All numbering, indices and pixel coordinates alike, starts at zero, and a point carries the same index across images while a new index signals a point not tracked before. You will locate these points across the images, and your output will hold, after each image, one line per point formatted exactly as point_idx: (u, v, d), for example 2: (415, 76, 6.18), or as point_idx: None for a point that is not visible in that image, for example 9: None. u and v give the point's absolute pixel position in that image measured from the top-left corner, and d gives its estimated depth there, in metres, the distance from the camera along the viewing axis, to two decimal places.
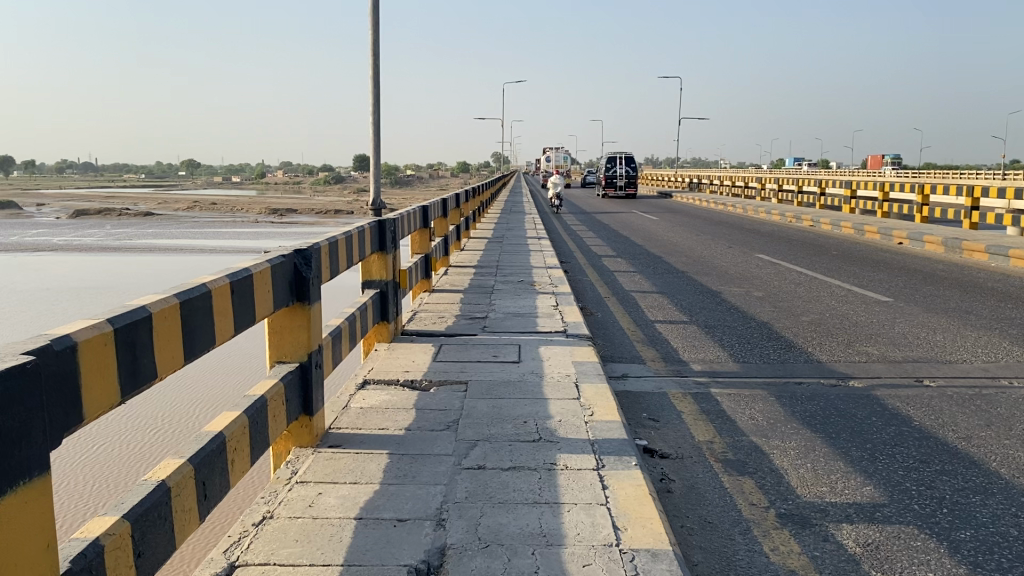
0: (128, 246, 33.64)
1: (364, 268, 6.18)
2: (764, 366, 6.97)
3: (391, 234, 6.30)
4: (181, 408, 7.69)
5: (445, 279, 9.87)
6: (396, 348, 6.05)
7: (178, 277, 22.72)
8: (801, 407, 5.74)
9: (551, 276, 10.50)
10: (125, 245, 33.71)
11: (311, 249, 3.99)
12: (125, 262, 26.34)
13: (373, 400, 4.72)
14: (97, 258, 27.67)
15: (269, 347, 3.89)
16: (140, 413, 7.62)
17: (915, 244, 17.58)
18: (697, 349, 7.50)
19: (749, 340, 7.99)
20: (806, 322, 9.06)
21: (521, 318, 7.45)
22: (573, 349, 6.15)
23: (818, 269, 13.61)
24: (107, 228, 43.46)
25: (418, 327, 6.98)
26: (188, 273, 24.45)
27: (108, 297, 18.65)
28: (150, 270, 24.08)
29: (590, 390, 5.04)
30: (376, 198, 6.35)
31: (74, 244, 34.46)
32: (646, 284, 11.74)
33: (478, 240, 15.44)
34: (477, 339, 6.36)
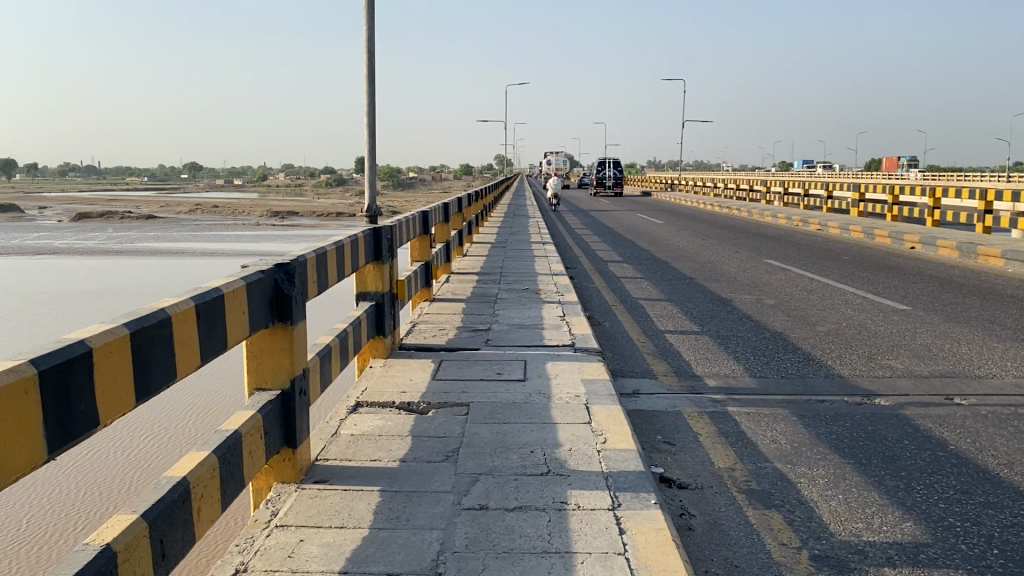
0: (129, 249, 33.30)
1: (358, 279, 5.80)
2: (783, 381, 6.57)
3: (387, 242, 5.92)
4: (155, 443, 7.44)
5: (446, 287, 9.49)
6: (392, 365, 5.66)
7: (177, 281, 22.36)
8: (827, 429, 5.35)
9: (556, 283, 10.11)
10: (127, 248, 33.37)
11: (294, 264, 3.62)
12: (125, 265, 25.98)
13: (365, 426, 4.36)
14: (97, 261, 27.36)
15: (248, 373, 3.52)
16: (114, 448, 7.37)
17: (927, 248, 17.17)
18: (711, 362, 7.09)
19: (765, 353, 7.60)
20: (824, 332, 8.66)
21: (525, 330, 7.06)
22: (582, 365, 5.77)
23: (831, 275, 13.20)
24: (109, 231, 43.15)
25: (417, 341, 6.59)
26: (188, 276, 24.09)
27: (104, 302, 18.29)
28: (149, 273, 23.72)
29: (601, 412, 4.65)
30: (372, 204, 5.97)
31: (74, 247, 34.12)
32: (654, 292, 11.34)
33: (481, 245, 15.04)
34: (479, 355, 5.98)
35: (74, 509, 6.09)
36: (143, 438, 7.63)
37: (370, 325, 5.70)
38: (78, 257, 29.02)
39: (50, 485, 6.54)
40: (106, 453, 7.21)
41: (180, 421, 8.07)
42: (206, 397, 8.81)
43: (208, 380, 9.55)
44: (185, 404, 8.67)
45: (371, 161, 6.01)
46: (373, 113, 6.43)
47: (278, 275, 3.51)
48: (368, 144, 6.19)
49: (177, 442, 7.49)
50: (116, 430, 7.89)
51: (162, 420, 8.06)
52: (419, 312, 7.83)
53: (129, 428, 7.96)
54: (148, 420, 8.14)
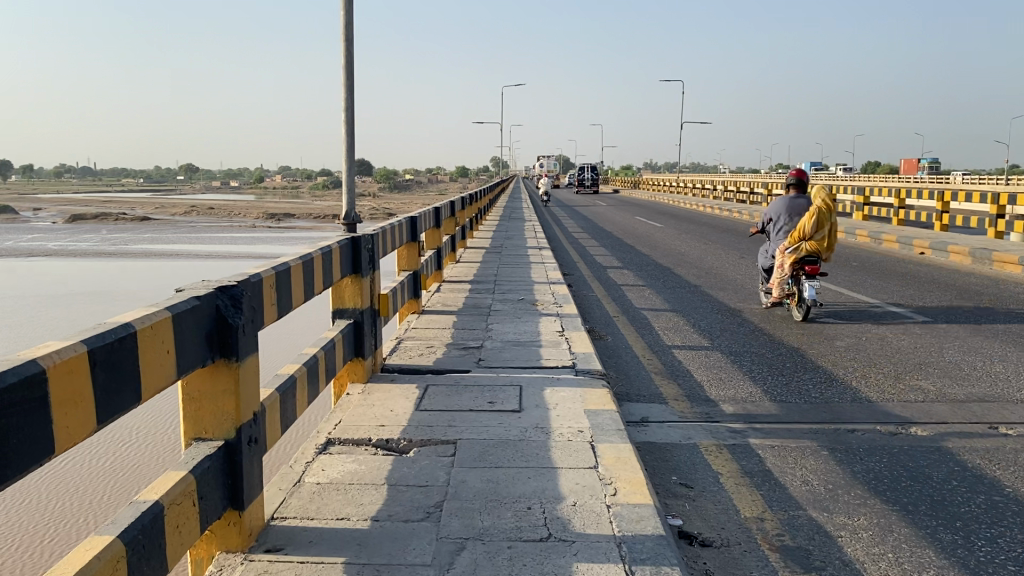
0: (121, 250, 32.75)
1: (335, 293, 5.17)
2: (805, 406, 5.96)
3: (367, 253, 5.29)
4: (141, 451, 7.06)
5: (437, 298, 8.87)
6: (372, 392, 5.02)
7: (168, 283, 21.80)
8: (862, 466, 4.73)
9: (555, 293, 9.49)
10: (119, 249, 32.83)
11: (241, 286, 3.00)
12: (115, 267, 25.42)
13: (334, 471, 3.73)
14: (86, 264, 26.76)
15: (184, 418, 2.89)
16: (96, 455, 6.98)
17: (938, 253, 16.56)
18: (726, 385, 6.48)
19: (783, 373, 6.98)
20: (842, 348, 8.05)
21: (521, 348, 6.42)
22: (586, 392, 5.14)
23: (843, 283, 12.59)
24: (102, 232, 42.58)
25: (402, 362, 5.95)
26: (179, 277, 23.55)
27: (88, 305, 17.70)
28: (140, 275, 23.16)
29: (608, 452, 4.01)
30: (350, 211, 5.33)
31: (67, 248, 33.60)
32: (658, 301, 10.73)
33: (476, 250, 14.42)
34: (470, 379, 5.35)
35: (45, 527, 5.69)
36: (126, 446, 7.23)
37: (348, 346, 5.07)
38: (67, 259, 28.42)
39: (31, 499, 6.16)
40: (88, 462, 6.83)
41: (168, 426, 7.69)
42: None
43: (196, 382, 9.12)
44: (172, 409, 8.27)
45: (347, 161, 5.35)
46: (352, 110, 5.78)
47: (219, 300, 2.87)
48: (345, 143, 5.53)
49: (165, 449, 7.11)
50: (100, 438, 7.49)
51: (149, 426, 7.67)
52: (406, 327, 7.20)
53: (114, 433, 7.57)
54: (132, 427, 7.75)
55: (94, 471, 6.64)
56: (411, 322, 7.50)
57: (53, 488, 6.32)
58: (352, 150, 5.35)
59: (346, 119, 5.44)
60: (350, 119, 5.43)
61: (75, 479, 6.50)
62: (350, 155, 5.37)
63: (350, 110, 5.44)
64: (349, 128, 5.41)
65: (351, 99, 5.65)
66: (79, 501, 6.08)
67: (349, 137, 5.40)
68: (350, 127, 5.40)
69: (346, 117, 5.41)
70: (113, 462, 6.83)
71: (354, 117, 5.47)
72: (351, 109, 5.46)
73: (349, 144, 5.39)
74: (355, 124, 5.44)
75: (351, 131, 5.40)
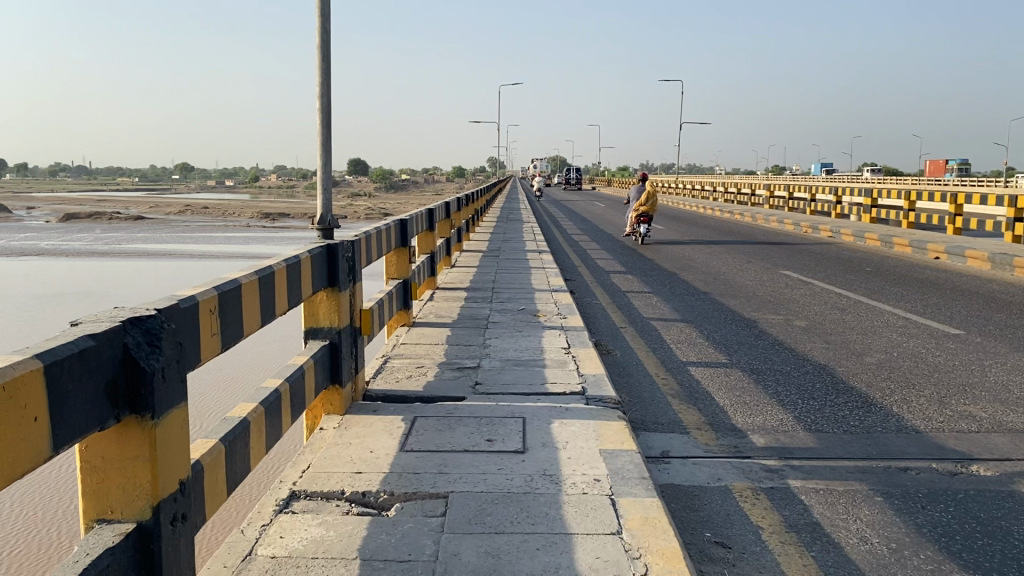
0: (112, 249, 31.89)
1: (308, 310, 4.46)
2: (845, 437, 5.26)
3: (345, 262, 4.57)
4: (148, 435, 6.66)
5: (430, 308, 8.16)
6: (349, 428, 4.29)
7: (156, 282, 21.03)
8: (927, 516, 4.02)
9: (557, 302, 8.79)
10: (110, 249, 31.99)
11: (160, 317, 2.27)
12: (104, 267, 24.66)
13: (297, 539, 3.01)
14: (74, 263, 25.99)
15: (83, 494, 2.17)
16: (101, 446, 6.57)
17: (953, 258, 15.86)
18: (753, 412, 5.74)
19: (815, 395, 6.26)
20: (873, 365, 7.33)
21: (522, 369, 5.68)
22: (601, 426, 4.42)
23: (860, 290, 11.90)
24: (95, 231, 41.82)
25: (388, 385, 5.24)
26: (169, 276, 22.78)
27: (70, 305, 16.95)
28: (127, 275, 22.39)
29: (632, 511, 3.28)
30: (326, 214, 4.60)
31: (56, 247, 32.81)
32: (666, 310, 10.03)
33: (471, 254, 13.69)
34: (466, 409, 4.62)
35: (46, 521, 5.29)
36: None
37: (323, 372, 4.36)
38: (54, 260, 27.63)
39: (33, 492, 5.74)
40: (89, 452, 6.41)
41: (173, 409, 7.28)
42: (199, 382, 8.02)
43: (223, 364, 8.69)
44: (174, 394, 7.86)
45: (321, 156, 4.62)
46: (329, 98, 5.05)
47: (127, 337, 2.12)
48: (320, 136, 4.80)
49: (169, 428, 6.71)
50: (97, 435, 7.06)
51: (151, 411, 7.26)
52: (393, 343, 6.46)
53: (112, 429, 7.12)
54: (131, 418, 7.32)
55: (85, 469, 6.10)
56: (399, 335, 6.77)
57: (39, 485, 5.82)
58: (327, 143, 4.62)
59: (321, 107, 4.71)
60: (326, 108, 4.70)
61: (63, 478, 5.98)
62: (325, 149, 4.65)
63: (326, 97, 4.71)
64: (324, 118, 4.69)
65: (327, 85, 4.92)
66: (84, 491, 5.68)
67: (325, 127, 4.68)
68: (326, 117, 4.67)
69: (321, 105, 4.68)
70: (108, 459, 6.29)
71: (331, 105, 4.73)
72: (326, 96, 4.73)
73: (324, 136, 4.66)
74: (331, 115, 4.71)
75: (327, 121, 4.67)
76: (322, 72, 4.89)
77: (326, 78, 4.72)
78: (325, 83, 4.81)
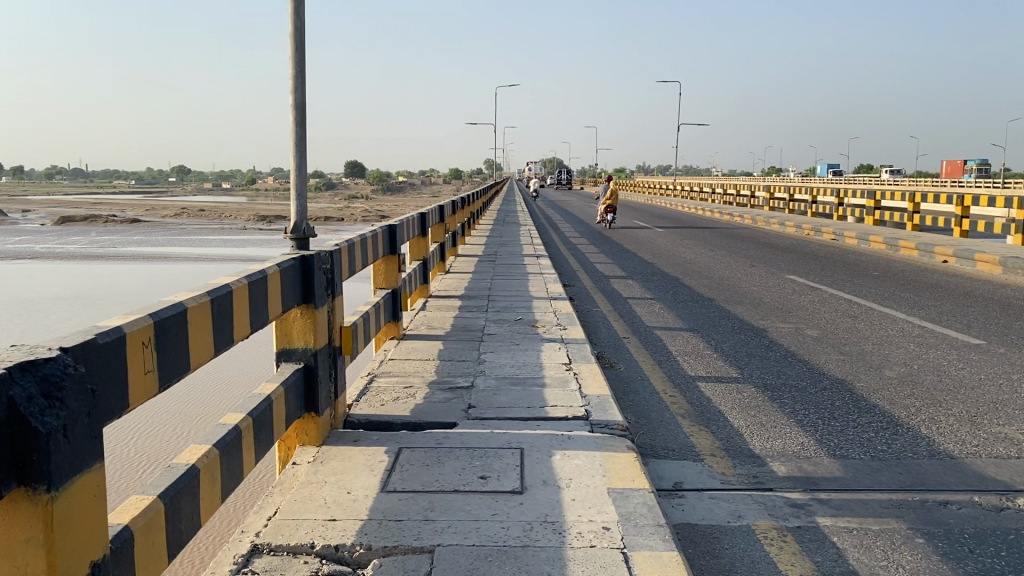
0: (106, 252, 31.41)
1: (280, 329, 4.00)
2: (874, 464, 4.79)
3: (321, 274, 4.10)
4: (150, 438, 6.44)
5: (421, 318, 7.69)
6: (326, 463, 3.82)
7: (149, 285, 20.57)
8: (979, 565, 3.53)
9: (556, 311, 8.32)
10: (105, 252, 31.52)
11: (65, 359, 1.80)
12: (97, 269, 24.20)
13: None
14: (66, 266, 25.49)
15: None
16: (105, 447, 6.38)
17: (963, 262, 15.39)
18: (771, 436, 5.28)
19: (835, 415, 5.81)
20: (893, 379, 6.87)
21: (519, 389, 5.21)
22: (607, 458, 3.95)
23: (871, 296, 11.43)
24: (91, 234, 41.34)
25: (373, 407, 4.77)
26: (162, 278, 22.32)
27: (58, 309, 16.49)
28: (120, 278, 21.94)
29: (647, 570, 2.81)
30: (300, 221, 4.13)
31: (51, 251, 32.33)
32: (671, 319, 9.57)
33: (467, 259, 13.21)
34: (458, 438, 4.14)
35: None
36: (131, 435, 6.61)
37: (297, 399, 3.90)
38: (45, 262, 27.11)
39: None
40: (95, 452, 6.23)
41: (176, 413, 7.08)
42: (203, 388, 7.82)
43: (227, 368, 8.58)
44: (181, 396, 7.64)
45: (294, 157, 4.15)
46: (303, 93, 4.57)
47: (13, 390, 1.64)
48: (293, 135, 4.33)
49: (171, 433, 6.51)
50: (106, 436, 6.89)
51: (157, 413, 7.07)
52: (381, 358, 6.00)
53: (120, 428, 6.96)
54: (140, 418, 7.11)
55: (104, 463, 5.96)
56: (389, 349, 6.30)
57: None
58: (302, 143, 4.15)
59: (295, 103, 4.24)
60: (300, 102, 4.23)
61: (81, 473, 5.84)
62: (299, 150, 4.17)
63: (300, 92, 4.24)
64: (298, 114, 4.22)
65: (301, 78, 4.46)
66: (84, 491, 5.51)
67: (298, 125, 4.22)
68: (300, 114, 4.20)
69: (294, 100, 4.22)
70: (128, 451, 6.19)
71: (305, 100, 4.26)
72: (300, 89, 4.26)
73: (297, 135, 4.19)
74: (306, 112, 4.25)
75: (300, 118, 4.20)
76: (296, 65, 4.42)
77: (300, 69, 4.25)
78: (298, 77, 4.35)
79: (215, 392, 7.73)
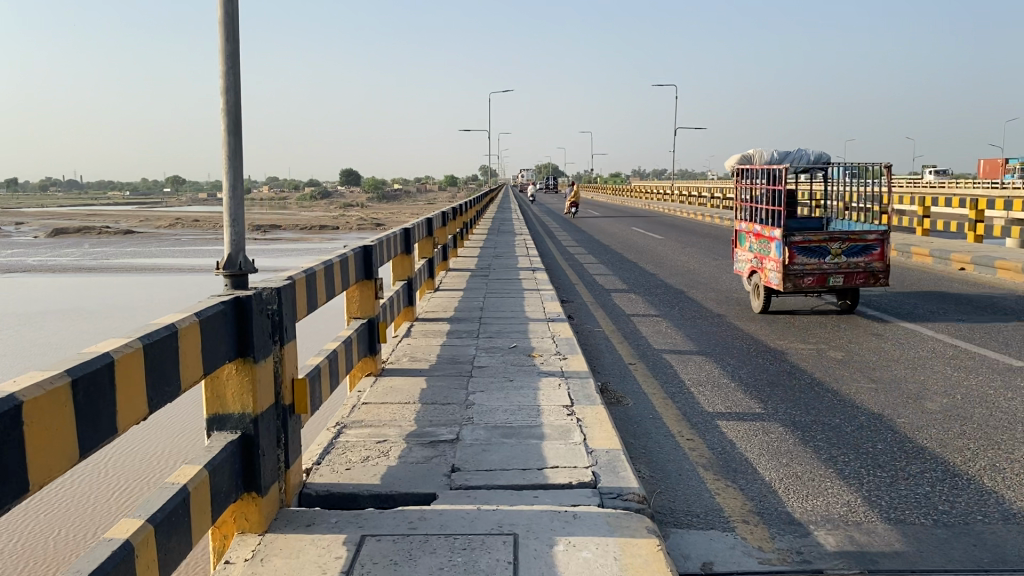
0: (94, 264, 30.57)
1: (211, 390, 3.22)
2: (941, 533, 3.99)
3: (262, 319, 3.30)
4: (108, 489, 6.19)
5: (404, 347, 6.88)
6: (267, 561, 3.02)
7: (131, 296, 19.73)
8: None
9: (555, 335, 7.54)
10: (94, 264, 30.67)
11: None
12: (82, 282, 23.37)
13: None
14: (52, 279, 24.70)
15: None
16: (59, 496, 6.11)
17: (982, 269, 14.62)
18: (810, 495, 4.47)
19: (880, 463, 5.00)
20: (937, 413, 6.06)
21: (513, 444, 4.41)
22: (622, 545, 3.16)
23: (892, 309, 10.64)
24: (83, 246, 40.50)
25: (338, 472, 3.98)
26: (147, 289, 21.50)
27: (33, 323, 15.66)
28: (103, 290, 21.13)
29: None
30: (237, 254, 3.33)
31: (38, 264, 31.50)
32: (680, 340, 8.77)
33: (459, 273, 12.38)
34: (436, 519, 3.35)
35: None
36: (85, 484, 6.33)
37: (232, 479, 3.11)
38: (31, 275, 26.32)
39: None
40: (46, 504, 5.95)
41: (133, 459, 6.82)
42: (162, 430, 7.54)
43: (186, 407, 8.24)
44: (139, 438, 7.36)
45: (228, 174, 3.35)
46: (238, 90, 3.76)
47: None
48: (226, 145, 3.52)
49: (130, 484, 6.28)
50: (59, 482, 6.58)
51: (113, 459, 6.80)
52: (355, 402, 5.18)
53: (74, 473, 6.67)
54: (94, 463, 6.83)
55: (86, 490, 6.20)
56: (364, 390, 5.47)
57: (41, 503, 5.92)
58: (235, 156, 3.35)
59: (227, 106, 3.44)
60: (232, 104, 3.43)
61: (64, 498, 6.08)
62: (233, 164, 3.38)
63: (233, 92, 3.44)
64: (231, 119, 3.42)
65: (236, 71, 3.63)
66: (38, 549, 5.25)
67: (232, 133, 3.40)
68: (233, 119, 3.40)
69: (226, 101, 3.39)
70: (108, 477, 6.43)
71: (240, 102, 3.46)
72: (234, 89, 3.46)
73: (229, 146, 3.39)
74: (240, 116, 3.43)
75: (234, 124, 3.40)
76: (228, 56, 3.61)
77: (232, 63, 3.45)
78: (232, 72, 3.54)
79: (174, 433, 7.45)
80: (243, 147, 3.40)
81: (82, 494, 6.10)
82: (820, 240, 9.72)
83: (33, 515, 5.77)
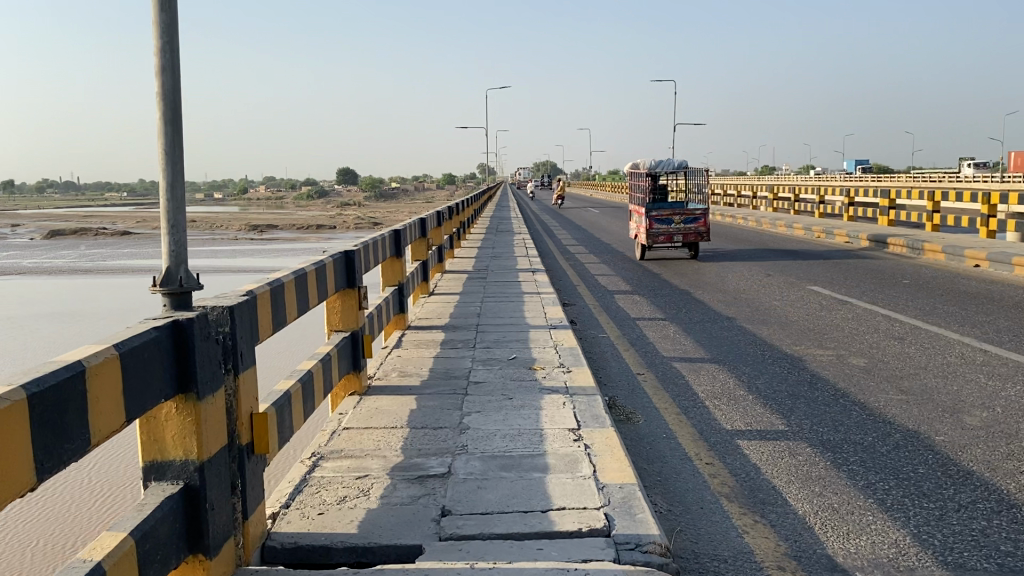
0: (87, 266, 30.00)
1: (147, 433, 2.66)
2: None
3: (206, 346, 2.74)
4: (91, 497, 5.72)
5: (392, 361, 6.33)
6: None
7: (122, 298, 19.19)
8: None
9: (557, 344, 6.98)
10: (87, 265, 30.08)
11: None
12: (71, 284, 22.81)
13: None
14: (43, 282, 24.11)
15: None
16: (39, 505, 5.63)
17: (999, 266, 14.05)
18: (851, 533, 3.92)
19: (925, 491, 4.44)
20: (978, 429, 5.51)
21: (513, 478, 3.86)
22: None
23: (912, 311, 10.08)
24: (77, 247, 39.95)
25: (309, 519, 3.42)
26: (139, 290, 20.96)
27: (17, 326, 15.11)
28: (93, 292, 20.58)
29: None
30: (182, 273, 2.77)
31: (29, 266, 30.93)
32: (689, 346, 8.22)
33: (455, 276, 11.81)
34: None
35: None
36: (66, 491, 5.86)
37: (172, 542, 2.56)
38: (21, 278, 25.67)
39: None
40: (24, 514, 5.48)
41: (119, 466, 6.37)
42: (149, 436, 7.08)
43: None
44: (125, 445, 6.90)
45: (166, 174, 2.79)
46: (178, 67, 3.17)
47: None
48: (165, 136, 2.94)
49: (115, 491, 5.82)
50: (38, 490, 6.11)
51: (98, 467, 6.34)
52: (336, 427, 4.63)
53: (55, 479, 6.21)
54: (77, 469, 6.36)
55: (67, 498, 5.72)
56: (347, 412, 4.93)
57: (18, 513, 5.45)
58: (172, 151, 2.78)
59: (163, 90, 2.87)
60: (169, 88, 2.85)
61: (43, 507, 5.60)
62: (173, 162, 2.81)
63: (170, 73, 2.86)
64: (168, 107, 2.85)
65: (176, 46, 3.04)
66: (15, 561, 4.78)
67: (170, 123, 2.83)
68: (169, 106, 2.82)
69: (162, 85, 2.82)
70: (91, 484, 5.98)
71: (179, 85, 2.89)
72: (171, 69, 2.88)
73: (168, 140, 2.82)
74: (179, 101, 2.85)
75: (171, 113, 2.83)
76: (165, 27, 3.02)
77: (166, 38, 2.87)
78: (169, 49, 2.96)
79: None
80: (183, 141, 2.84)
81: (63, 503, 5.64)
82: (672, 213, 16.50)
83: (10, 525, 5.31)
